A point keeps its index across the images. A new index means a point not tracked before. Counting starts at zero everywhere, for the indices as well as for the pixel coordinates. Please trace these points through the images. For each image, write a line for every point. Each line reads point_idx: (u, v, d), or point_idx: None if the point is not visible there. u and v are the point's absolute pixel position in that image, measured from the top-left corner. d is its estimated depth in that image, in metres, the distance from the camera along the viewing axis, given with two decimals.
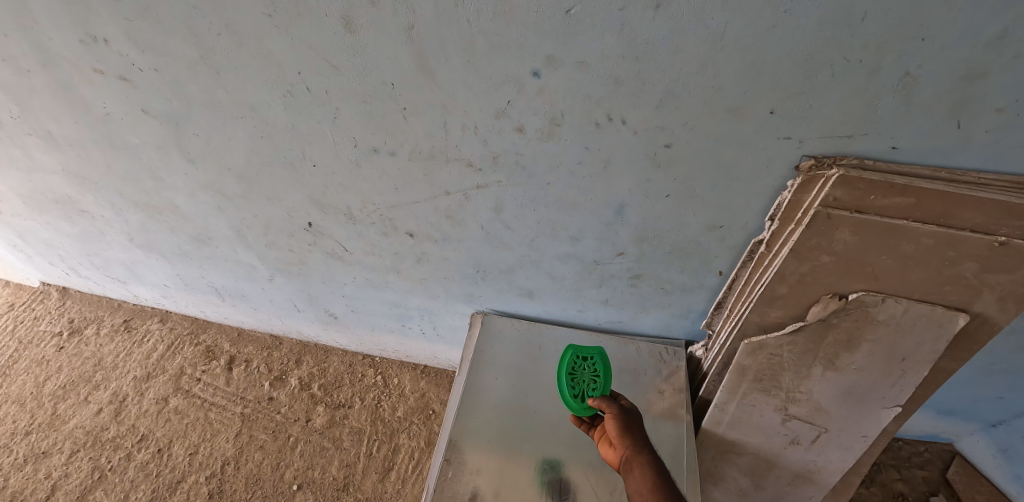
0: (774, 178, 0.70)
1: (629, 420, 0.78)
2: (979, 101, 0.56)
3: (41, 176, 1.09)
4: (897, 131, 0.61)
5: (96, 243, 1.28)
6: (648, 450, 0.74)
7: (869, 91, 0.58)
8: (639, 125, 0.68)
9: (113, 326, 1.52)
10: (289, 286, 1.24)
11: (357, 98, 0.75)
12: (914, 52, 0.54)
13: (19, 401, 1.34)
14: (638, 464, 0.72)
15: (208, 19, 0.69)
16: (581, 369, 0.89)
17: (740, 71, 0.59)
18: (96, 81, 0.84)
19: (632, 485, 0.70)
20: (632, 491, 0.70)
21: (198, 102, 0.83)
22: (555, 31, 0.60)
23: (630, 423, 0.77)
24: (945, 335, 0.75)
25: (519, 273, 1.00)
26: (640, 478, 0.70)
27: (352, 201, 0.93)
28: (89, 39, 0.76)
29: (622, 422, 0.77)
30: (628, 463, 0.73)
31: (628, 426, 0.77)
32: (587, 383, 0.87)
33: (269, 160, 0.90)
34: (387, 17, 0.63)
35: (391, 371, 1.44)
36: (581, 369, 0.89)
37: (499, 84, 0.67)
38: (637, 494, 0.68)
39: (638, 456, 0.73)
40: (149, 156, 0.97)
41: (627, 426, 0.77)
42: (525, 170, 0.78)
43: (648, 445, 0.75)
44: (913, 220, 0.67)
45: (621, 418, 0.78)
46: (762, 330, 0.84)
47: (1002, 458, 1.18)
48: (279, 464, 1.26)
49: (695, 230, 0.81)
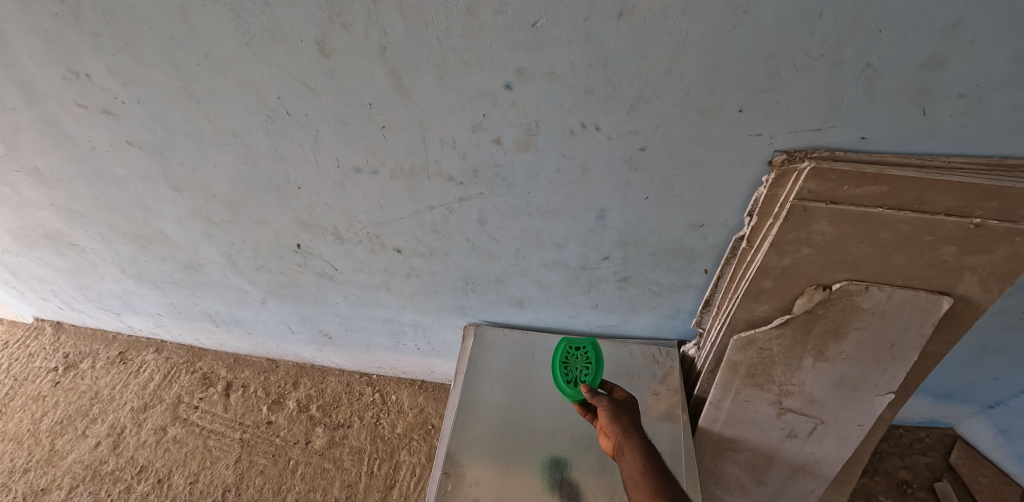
0: (748, 175, 0.71)
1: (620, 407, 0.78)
2: (940, 88, 0.57)
3: (30, 212, 1.10)
4: (865, 122, 0.62)
5: (88, 275, 1.29)
6: (638, 434, 0.75)
7: (832, 84, 0.59)
8: (612, 131, 0.69)
9: (109, 359, 1.52)
10: (282, 308, 1.25)
11: (336, 119, 0.76)
12: (872, 44, 0.55)
13: (16, 439, 1.34)
14: (629, 449, 0.73)
15: (188, 49, 0.70)
16: (574, 357, 0.87)
17: (706, 72, 0.60)
18: (80, 116, 0.85)
19: (625, 472, 0.72)
20: (625, 476, 0.72)
21: (181, 131, 0.84)
22: (523, 44, 0.61)
23: (620, 410, 0.77)
24: (930, 319, 0.75)
25: (508, 283, 1.00)
26: (632, 463, 0.71)
27: (338, 221, 0.94)
28: (71, 75, 0.78)
29: (613, 408, 0.78)
30: (619, 449, 0.74)
31: (619, 413, 0.77)
32: (580, 370, 0.85)
33: (254, 185, 0.91)
34: (360, 40, 0.64)
35: (389, 388, 1.44)
36: (574, 358, 0.87)
37: (473, 98, 0.69)
38: (631, 479, 0.70)
39: (629, 441, 0.73)
40: (136, 187, 0.98)
41: (619, 412, 0.77)
42: (505, 181, 0.79)
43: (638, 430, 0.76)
44: (887, 207, 0.67)
45: (612, 405, 0.78)
46: (750, 325, 0.85)
47: (1003, 439, 1.18)
48: (280, 488, 1.26)
49: (677, 230, 0.81)
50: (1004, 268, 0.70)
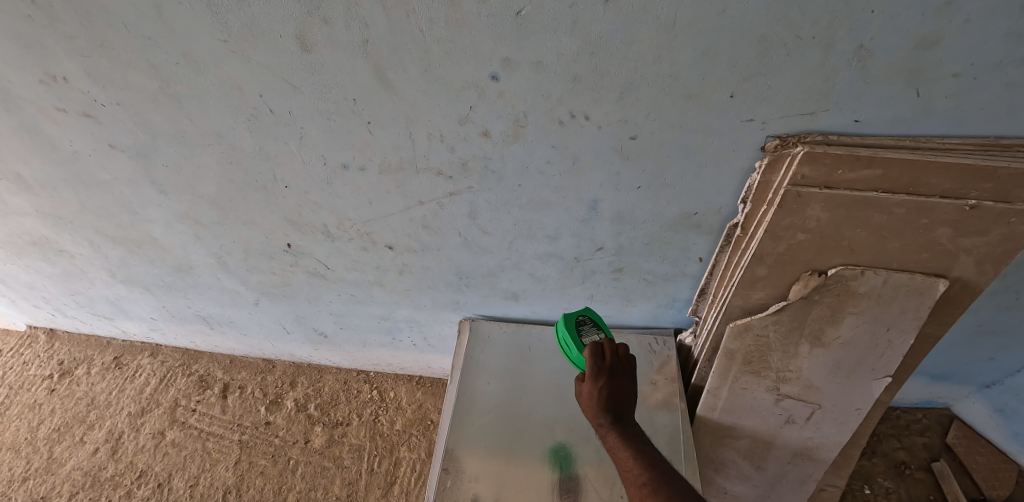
0: (741, 161, 0.70)
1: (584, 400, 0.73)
2: (934, 68, 0.56)
3: (16, 219, 1.09)
4: (858, 104, 0.61)
5: (79, 281, 1.27)
6: (609, 425, 0.70)
7: (824, 67, 0.58)
8: (602, 120, 0.68)
9: (104, 365, 1.51)
10: (276, 309, 1.24)
11: (320, 116, 0.74)
12: (865, 25, 0.53)
13: (14, 448, 1.34)
14: (609, 446, 0.70)
15: (165, 49, 0.68)
16: None
17: (696, 58, 0.59)
18: (60, 120, 0.83)
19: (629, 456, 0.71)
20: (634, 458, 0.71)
21: (164, 133, 0.82)
22: (507, 33, 0.60)
23: (586, 406, 0.73)
24: (926, 302, 0.75)
25: (501, 276, 1.00)
26: (616, 459, 0.69)
27: (328, 219, 0.93)
28: (48, 78, 0.75)
29: (581, 402, 0.74)
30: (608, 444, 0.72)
31: (587, 409, 0.73)
32: None
33: (240, 185, 0.89)
34: (340, 32, 0.62)
35: (387, 384, 1.44)
36: None
37: (459, 90, 0.67)
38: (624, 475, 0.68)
39: (605, 437, 0.71)
40: (121, 191, 0.96)
41: (585, 409, 0.73)
42: (494, 174, 0.78)
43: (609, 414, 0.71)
44: (882, 191, 0.66)
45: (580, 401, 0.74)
46: (747, 313, 0.84)
47: (1000, 417, 1.18)
48: (281, 488, 1.26)
49: (670, 219, 0.81)
50: (999, 249, 0.69)
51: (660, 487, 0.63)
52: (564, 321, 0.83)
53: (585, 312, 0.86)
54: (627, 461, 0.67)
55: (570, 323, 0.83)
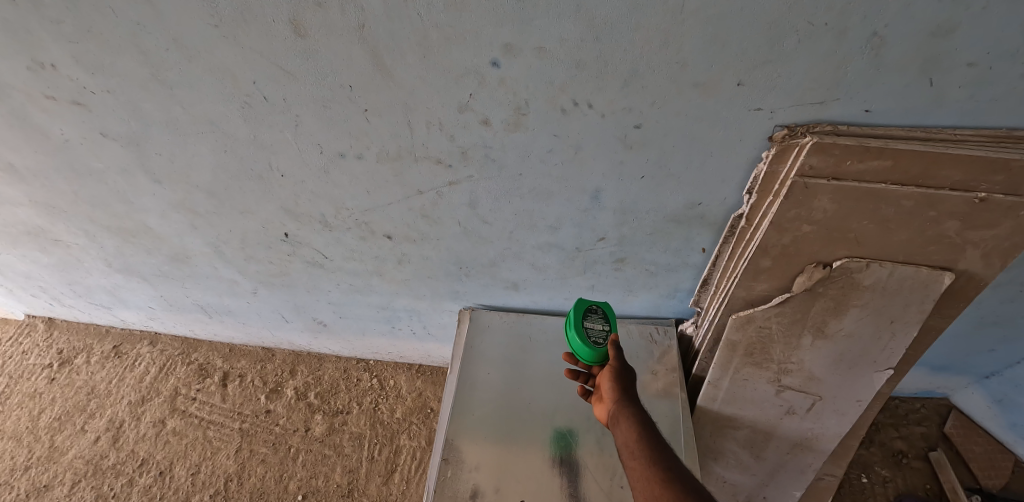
0: (748, 151, 0.68)
1: (624, 375, 0.75)
2: (949, 57, 0.54)
3: (9, 209, 1.07)
4: (869, 93, 0.59)
5: (75, 271, 1.26)
6: (635, 407, 0.70)
7: (835, 55, 0.56)
8: (606, 108, 0.66)
9: (103, 353, 1.50)
10: (274, 298, 1.23)
11: (317, 103, 0.72)
12: (880, 11, 0.51)
13: (15, 437, 1.35)
14: (624, 419, 0.69)
15: (154, 34, 0.66)
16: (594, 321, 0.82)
17: (704, 44, 0.57)
18: (50, 108, 0.80)
19: (622, 442, 0.67)
20: (621, 446, 0.67)
21: (156, 121, 0.80)
22: (509, 18, 0.57)
23: (624, 382, 0.74)
24: (931, 295, 0.74)
25: (502, 266, 0.99)
26: (626, 435, 0.67)
27: (326, 209, 0.91)
28: (36, 66, 0.73)
29: (616, 369, 0.76)
30: (615, 422, 0.70)
31: (621, 386, 0.74)
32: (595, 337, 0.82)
33: (236, 175, 0.88)
34: (336, 17, 0.60)
35: (387, 373, 1.44)
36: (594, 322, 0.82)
37: (459, 78, 0.65)
38: (624, 452, 0.65)
39: (624, 411, 0.70)
40: (115, 181, 0.94)
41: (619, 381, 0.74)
42: (496, 162, 0.76)
43: (637, 404, 0.72)
44: (891, 182, 0.65)
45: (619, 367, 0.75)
46: (750, 304, 0.83)
47: (998, 408, 1.19)
48: (282, 476, 1.27)
49: (674, 209, 0.79)
50: (1007, 242, 0.68)
51: (681, 479, 0.59)
52: (579, 302, 0.82)
53: (599, 302, 0.83)
54: (645, 442, 0.64)
55: (583, 307, 0.81)
